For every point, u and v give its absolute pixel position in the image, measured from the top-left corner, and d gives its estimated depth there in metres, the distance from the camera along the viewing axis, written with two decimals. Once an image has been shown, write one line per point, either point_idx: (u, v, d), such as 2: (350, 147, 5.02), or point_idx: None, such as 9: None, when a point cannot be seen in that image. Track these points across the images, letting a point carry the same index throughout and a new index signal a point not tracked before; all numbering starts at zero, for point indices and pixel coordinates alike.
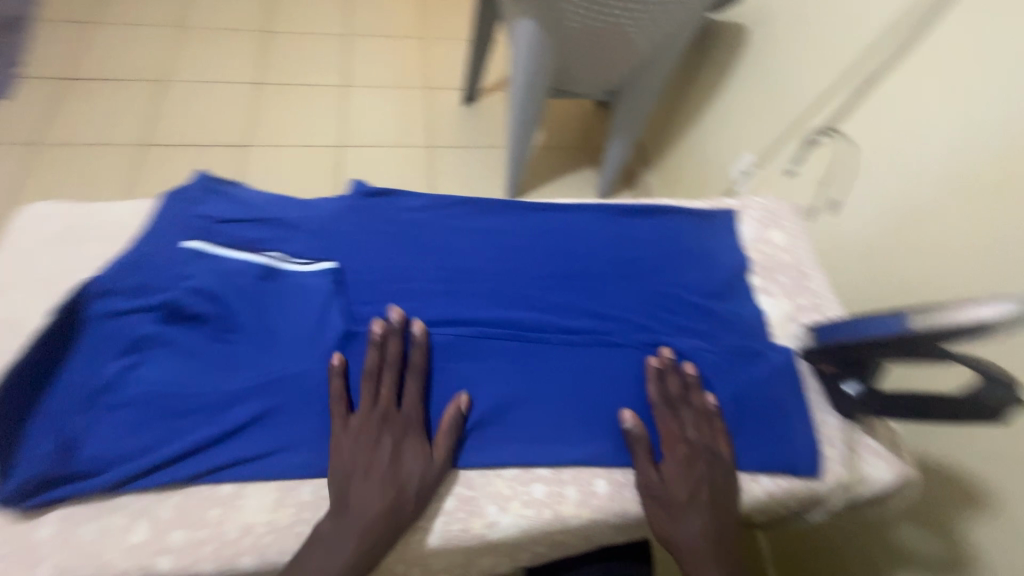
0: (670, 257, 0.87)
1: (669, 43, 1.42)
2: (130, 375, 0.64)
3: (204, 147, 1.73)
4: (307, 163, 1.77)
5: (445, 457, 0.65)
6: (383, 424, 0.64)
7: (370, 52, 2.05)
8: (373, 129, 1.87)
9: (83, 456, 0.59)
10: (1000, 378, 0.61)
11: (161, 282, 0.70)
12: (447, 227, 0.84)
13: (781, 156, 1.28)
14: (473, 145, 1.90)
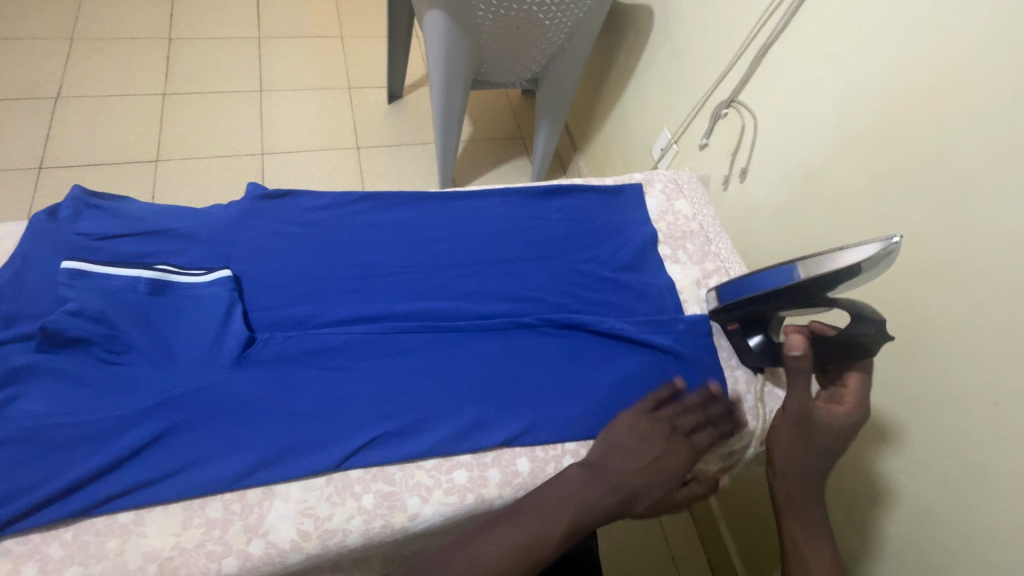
0: (580, 235, 0.90)
1: (575, 27, 1.45)
2: (5, 412, 0.59)
3: (109, 164, 1.62)
4: (226, 173, 1.69)
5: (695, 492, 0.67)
6: (664, 442, 0.67)
7: (285, 54, 1.98)
8: (294, 133, 1.80)
9: None
10: (872, 317, 0.66)
11: (36, 310, 0.66)
12: (351, 225, 0.82)
13: (692, 130, 1.32)
14: (400, 142, 1.87)
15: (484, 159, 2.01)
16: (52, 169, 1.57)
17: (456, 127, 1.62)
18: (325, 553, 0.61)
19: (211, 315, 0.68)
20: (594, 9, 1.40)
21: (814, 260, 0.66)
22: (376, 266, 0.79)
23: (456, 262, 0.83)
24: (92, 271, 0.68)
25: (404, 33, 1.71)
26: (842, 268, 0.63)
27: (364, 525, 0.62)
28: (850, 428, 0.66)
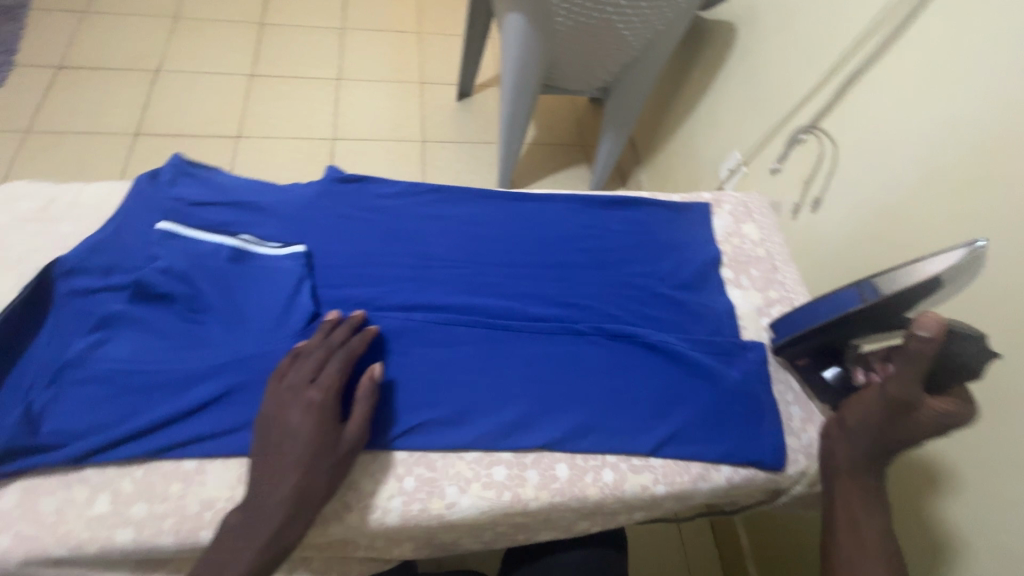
0: (642, 248, 0.88)
1: (655, 41, 1.43)
2: (96, 352, 0.65)
3: (195, 136, 1.73)
4: (298, 154, 1.78)
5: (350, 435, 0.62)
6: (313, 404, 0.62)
7: (365, 46, 2.06)
8: (365, 122, 1.87)
9: (46, 429, 0.60)
10: (970, 333, 0.58)
11: (130, 262, 0.71)
12: (419, 214, 0.84)
13: (766, 153, 1.28)
14: (464, 140, 1.90)
15: (544, 164, 2.01)
16: (146, 136, 1.69)
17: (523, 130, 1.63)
18: (365, 528, 0.63)
19: (282, 287, 0.72)
20: (674, 23, 1.38)
21: (883, 277, 0.64)
22: (438, 257, 0.81)
23: (516, 262, 0.83)
24: (181, 235, 0.74)
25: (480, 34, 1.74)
26: (926, 279, 0.60)
27: (402, 506, 0.63)
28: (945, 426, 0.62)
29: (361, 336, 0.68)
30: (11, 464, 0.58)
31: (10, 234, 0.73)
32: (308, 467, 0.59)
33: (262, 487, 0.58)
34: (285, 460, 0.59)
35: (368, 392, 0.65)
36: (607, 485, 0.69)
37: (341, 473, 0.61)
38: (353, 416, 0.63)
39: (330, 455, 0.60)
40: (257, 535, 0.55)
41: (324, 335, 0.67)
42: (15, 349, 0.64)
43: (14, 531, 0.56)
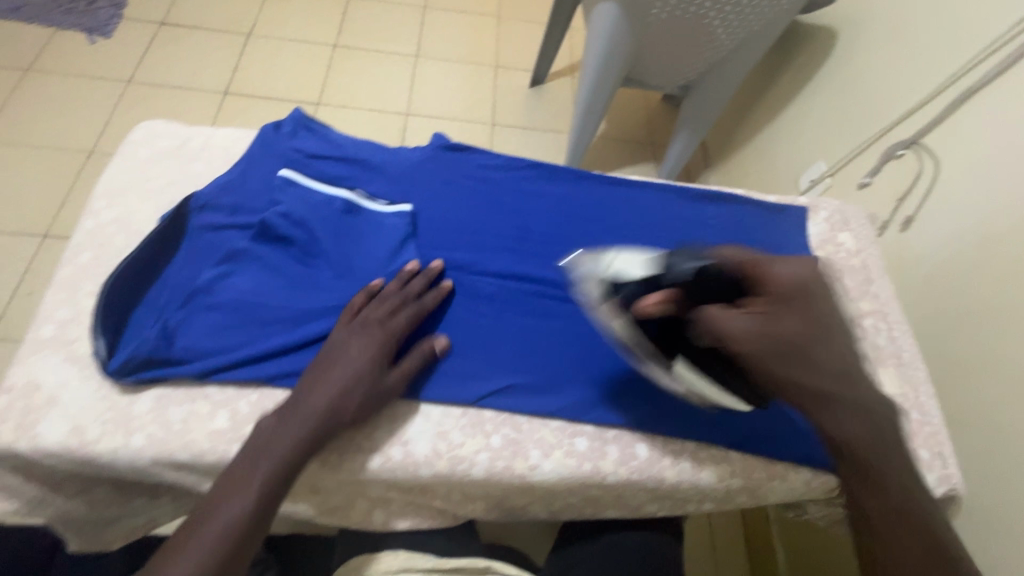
0: (735, 245, 0.88)
1: (749, 41, 1.39)
2: (222, 283, 0.69)
3: (279, 99, 1.80)
4: (374, 126, 1.83)
5: (398, 380, 0.65)
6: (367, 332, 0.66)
7: (445, 26, 2.09)
8: (441, 100, 1.90)
9: (178, 346, 0.65)
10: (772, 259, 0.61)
11: (255, 204, 0.76)
12: (519, 188, 0.86)
13: (854, 168, 1.22)
14: (535, 126, 1.92)
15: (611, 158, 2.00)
16: (234, 96, 1.76)
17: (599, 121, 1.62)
18: (451, 477, 0.66)
19: (389, 242, 0.76)
20: (772, 24, 1.34)
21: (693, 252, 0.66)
22: (534, 231, 0.83)
23: (609, 244, 0.84)
24: (300, 183, 0.78)
25: (563, 22, 1.74)
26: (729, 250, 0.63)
27: (489, 461, 0.66)
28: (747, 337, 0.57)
29: (434, 295, 0.72)
30: (146, 373, 0.63)
31: (150, 169, 0.79)
32: (348, 388, 0.62)
33: (302, 397, 0.62)
34: (330, 378, 0.63)
35: (422, 350, 0.68)
36: (684, 470, 0.69)
37: (373, 409, 0.64)
38: (402, 367, 0.66)
39: (368, 383, 0.64)
40: (281, 437, 0.59)
41: (401, 283, 0.72)
42: (153, 271, 0.70)
43: (146, 432, 0.61)
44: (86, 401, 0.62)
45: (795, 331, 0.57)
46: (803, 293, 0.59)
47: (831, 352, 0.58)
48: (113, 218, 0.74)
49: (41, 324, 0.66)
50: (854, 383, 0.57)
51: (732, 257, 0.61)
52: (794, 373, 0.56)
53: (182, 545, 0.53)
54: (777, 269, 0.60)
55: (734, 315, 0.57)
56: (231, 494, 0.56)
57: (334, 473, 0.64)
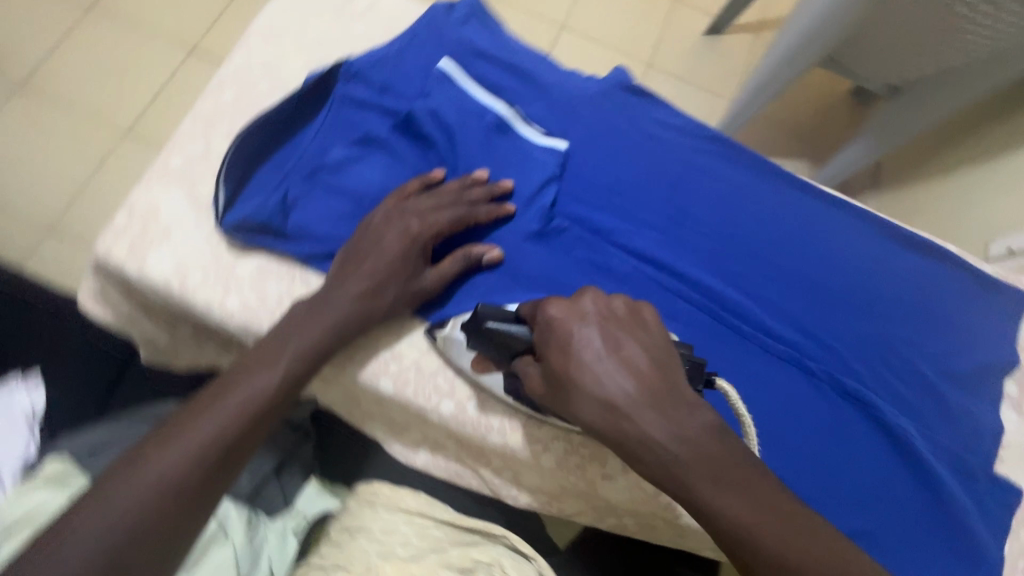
0: (925, 311, 0.71)
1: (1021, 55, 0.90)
2: (349, 167, 0.63)
3: None
4: (522, 30, 1.65)
5: (433, 282, 0.59)
6: (396, 224, 0.59)
7: None
8: (602, 21, 1.67)
9: (291, 220, 0.61)
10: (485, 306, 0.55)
11: (405, 91, 0.68)
12: (691, 159, 0.72)
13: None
14: (696, 82, 1.65)
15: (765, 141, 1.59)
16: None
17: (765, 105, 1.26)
18: (517, 453, 0.60)
19: (531, 179, 0.66)
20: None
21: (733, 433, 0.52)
22: (691, 217, 0.70)
23: (771, 261, 0.70)
24: (456, 80, 0.68)
25: None
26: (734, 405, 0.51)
27: (562, 453, 0.60)
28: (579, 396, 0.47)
29: (489, 211, 0.63)
30: (254, 238, 0.60)
31: (311, 17, 0.72)
32: (380, 283, 0.57)
33: (334, 283, 0.56)
34: (362, 267, 0.57)
35: (465, 256, 0.60)
36: None
37: (398, 307, 0.58)
38: (437, 269, 0.60)
39: (400, 284, 0.58)
40: (313, 318, 0.55)
41: (462, 186, 0.63)
42: (287, 132, 0.65)
43: (242, 297, 0.59)
44: (196, 245, 0.60)
45: (593, 410, 0.47)
46: (597, 362, 0.47)
47: (656, 430, 0.45)
48: (261, 61, 0.69)
49: (171, 152, 0.64)
50: (683, 467, 0.44)
51: (575, 309, 0.49)
52: (637, 458, 0.46)
53: (206, 405, 0.49)
54: (564, 332, 0.48)
55: (546, 384, 0.49)
56: (258, 366, 0.52)
57: (404, 403, 0.60)
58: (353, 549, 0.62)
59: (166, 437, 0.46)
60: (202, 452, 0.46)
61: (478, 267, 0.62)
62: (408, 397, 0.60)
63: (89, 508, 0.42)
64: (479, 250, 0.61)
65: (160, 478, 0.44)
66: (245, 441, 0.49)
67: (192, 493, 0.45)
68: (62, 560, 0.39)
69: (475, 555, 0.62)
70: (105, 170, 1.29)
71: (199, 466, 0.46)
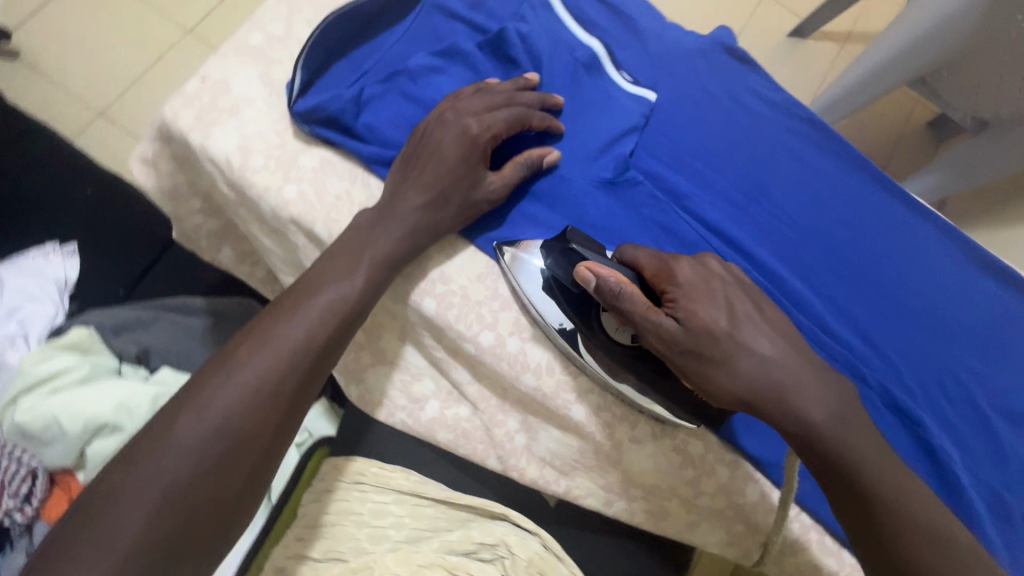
0: (995, 343, 0.67)
1: None
2: (429, 77, 0.61)
3: None
4: None
5: (498, 186, 0.57)
6: (444, 125, 0.56)
7: None
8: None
9: (362, 119, 0.59)
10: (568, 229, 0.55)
11: (498, 10, 0.64)
12: (780, 139, 0.68)
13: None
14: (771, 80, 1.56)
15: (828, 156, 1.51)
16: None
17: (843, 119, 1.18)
18: (549, 400, 0.58)
19: (612, 124, 0.63)
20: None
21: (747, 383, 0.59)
22: (769, 197, 0.66)
23: (844, 259, 0.66)
24: (554, 10, 0.65)
25: None
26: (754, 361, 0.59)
27: (594, 408, 0.58)
28: (726, 351, 0.49)
29: (544, 117, 0.60)
30: (322, 130, 0.58)
31: None
32: (444, 192, 0.55)
33: (401, 190, 0.55)
34: (425, 174, 0.55)
35: (527, 161, 0.58)
36: (785, 538, 0.58)
37: (461, 218, 0.56)
38: (500, 173, 0.57)
39: (464, 191, 0.56)
40: (387, 228, 0.54)
41: (514, 88, 0.60)
42: (371, 30, 0.63)
43: (302, 187, 0.58)
44: (263, 127, 0.59)
45: (751, 367, 0.49)
46: (747, 322, 0.50)
47: (810, 389, 0.48)
48: None
49: (250, 30, 0.62)
50: (834, 426, 0.47)
51: (711, 268, 0.53)
52: (789, 419, 0.48)
53: (291, 311, 0.49)
54: (711, 288, 0.51)
55: (693, 335, 0.49)
56: (339, 272, 0.52)
57: (443, 328, 0.59)
58: (341, 536, 0.58)
59: (257, 343, 0.47)
60: (291, 357, 0.47)
61: (541, 173, 0.60)
62: (449, 321, 0.58)
63: (196, 409, 0.44)
64: (541, 154, 0.59)
65: (256, 380, 0.46)
66: (329, 348, 0.50)
67: (289, 395, 0.47)
68: (174, 459, 0.42)
69: (478, 538, 0.56)
70: (164, 64, 1.28)
71: (292, 368, 0.48)
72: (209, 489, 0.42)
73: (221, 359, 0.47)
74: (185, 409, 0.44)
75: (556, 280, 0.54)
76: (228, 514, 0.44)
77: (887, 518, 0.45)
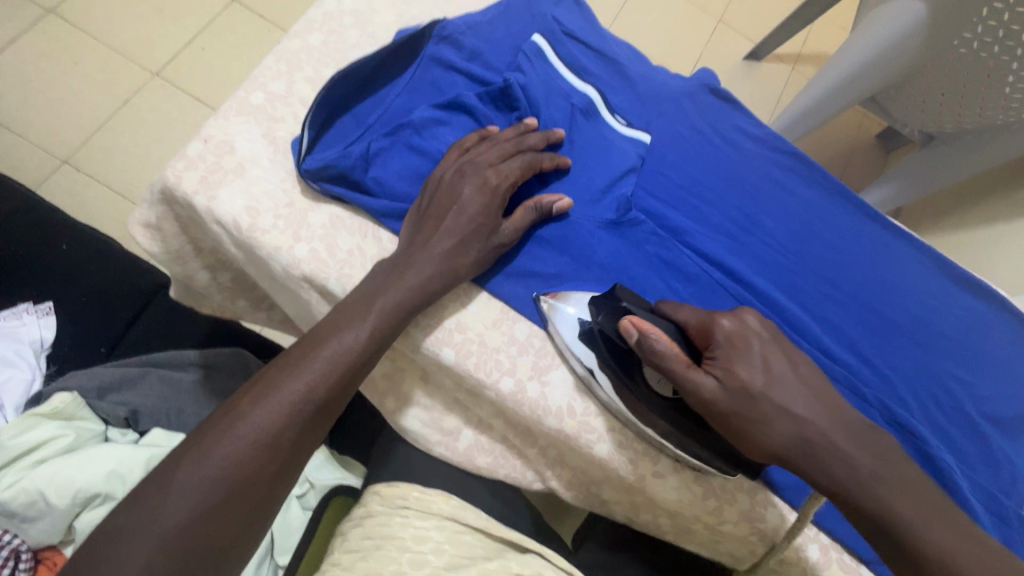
0: (975, 353, 0.71)
1: None
2: (434, 129, 0.62)
3: None
4: None
5: (513, 231, 0.57)
6: (460, 174, 0.56)
7: None
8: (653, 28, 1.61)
9: (370, 174, 0.59)
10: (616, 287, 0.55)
11: (495, 61, 0.66)
12: (767, 172, 0.72)
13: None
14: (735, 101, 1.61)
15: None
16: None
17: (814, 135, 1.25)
18: (572, 441, 0.59)
19: (612, 167, 0.65)
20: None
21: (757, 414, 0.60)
22: (761, 227, 0.70)
23: (834, 281, 0.70)
24: (547, 58, 0.67)
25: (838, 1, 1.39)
26: None
27: (616, 445, 0.59)
28: (764, 412, 0.48)
29: (553, 157, 0.61)
30: (331, 187, 0.58)
31: None
32: (466, 237, 0.54)
33: (418, 238, 0.54)
34: (444, 222, 0.54)
35: (536, 207, 0.58)
36: (806, 557, 0.60)
37: (480, 266, 0.56)
38: (513, 218, 0.58)
39: (481, 238, 0.55)
40: (401, 275, 0.52)
41: (518, 133, 0.61)
42: (372, 85, 0.63)
43: (313, 244, 0.57)
44: (269, 186, 0.58)
45: (787, 429, 0.48)
46: (783, 380, 0.49)
47: (851, 450, 0.47)
48: (350, 9, 0.67)
49: (249, 88, 0.62)
50: (878, 486, 0.47)
51: (748, 324, 0.51)
52: (829, 481, 0.47)
53: (298, 361, 0.46)
54: (748, 347, 0.50)
55: (732, 399, 0.48)
56: (346, 320, 0.49)
57: (462, 376, 0.59)
58: (382, 560, 0.51)
59: (262, 391, 0.45)
60: (293, 409, 0.45)
61: (549, 217, 0.60)
62: (468, 370, 0.58)
63: (195, 457, 0.42)
64: (552, 200, 0.59)
65: (255, 433, 0.43)
66: (333, 399, 0.47)
67: (286, 449, 0.45)
68: (167, 511, 0.40)
69: (517, 569, 0.52)
70: (129, 110, 1.25)
71: (293, 420, 0.45)
72: (203, 540, 0.40)
73: (227, 407, 0.45)
74: (183, 457, 0.42)
75: (602, 338, 0.54)
76: (219, 564, 0.42)
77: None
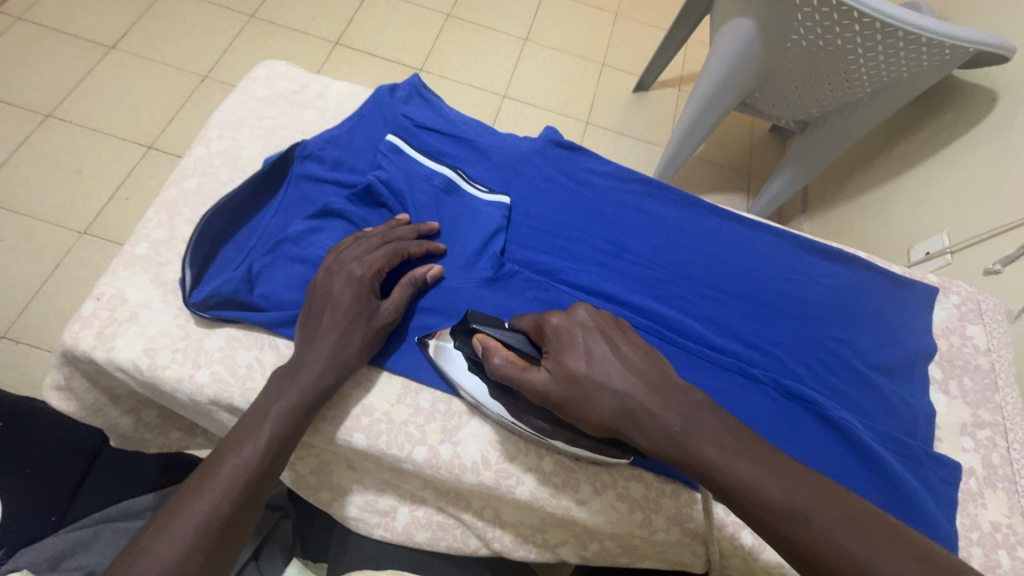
0: (847, 312, 0.78)
1: (900, 84, 1.07)
2: (310, 237, 0.68)
3: (373, 57, 1.67)
4: (463, 102, 1.69)
5: (395, 310, 0.63)
6: (329, 277, 0.62)
7: (560, 6, 1.91)
8: (539, 86, 1.74)
9: (258, 292, 0.65)
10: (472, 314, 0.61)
11: (358, 165, 0.75)
12: (625, 202, 0.81)
13: (981, 251, 0.97)
14: (628, 132, 1.73)
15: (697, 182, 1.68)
16: (344, 48, 1.67)
17: (698, 146, 1.37)
18: (494, 490, 0.62)
19: (481, 231, 0.72)
20: (922, 71, 1.03)
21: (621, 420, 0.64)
22: (627, 251, 0.77)
23: (707, 282, 0.77)
24: (404, 151, 0.75)
25: (686, 29, 1.54)
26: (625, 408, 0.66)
27: (535, 484, 0.62)
28: (589, 391, 0.51)
29: (421, 243, 0.68)
30: (223, 312, 0.63)
31: (265, 113, 0.81)
32: (347, 328, 0.60)
33: (304, 344, 0.59)
34: (323, 323, 0.60)
35: (411, 281, 0.65)
36: (742, 544, 0.61)
37: (369, 350, 0.62)
38: (391, 298, 0.64)
39: (363, 325, 0.61)
40: (291, 383, 0.57)
41: (387, 228, 0.68)
42: (249, 212, 0.71)
43: (212, 368, 0.62)
44: (165, 325, 0.63)
45: (610, 403, 0.51)
46: (605, 361, 0.53)
47: (662, 410, 0.50)
48: (220, 150, 0.77)
49: (136, 241, 0.69)
50: (690, 439, 0.49)
51: (574, 319, 0.56)
52: (648, 441, 0.50)
53: (199, 486, 0.51)
54: (573, 337, 0.54)
55: (561, 385, 0.52)
56: (242, 436, 0.54)
57: (379, 456, 0.62)
58: None
59: (166, 522, 0.48)
60: (198, 532, 0.49)
61: (427, 288, 0.67)
62: (382, 447, 0.62)
63: None
64: (424, 273, 0.66)
65: (163, 563, 0.46)
66: (238, 514, 0.51)
67: (194, 571, 0.47)
68: None
69: None
70: (53, 283, 1.26)
71: (199, 544, 0.48)
72: None
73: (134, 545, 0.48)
74: None
75: (469, 361, 0.60)
76: None
77: (764, 517, 0.45)
